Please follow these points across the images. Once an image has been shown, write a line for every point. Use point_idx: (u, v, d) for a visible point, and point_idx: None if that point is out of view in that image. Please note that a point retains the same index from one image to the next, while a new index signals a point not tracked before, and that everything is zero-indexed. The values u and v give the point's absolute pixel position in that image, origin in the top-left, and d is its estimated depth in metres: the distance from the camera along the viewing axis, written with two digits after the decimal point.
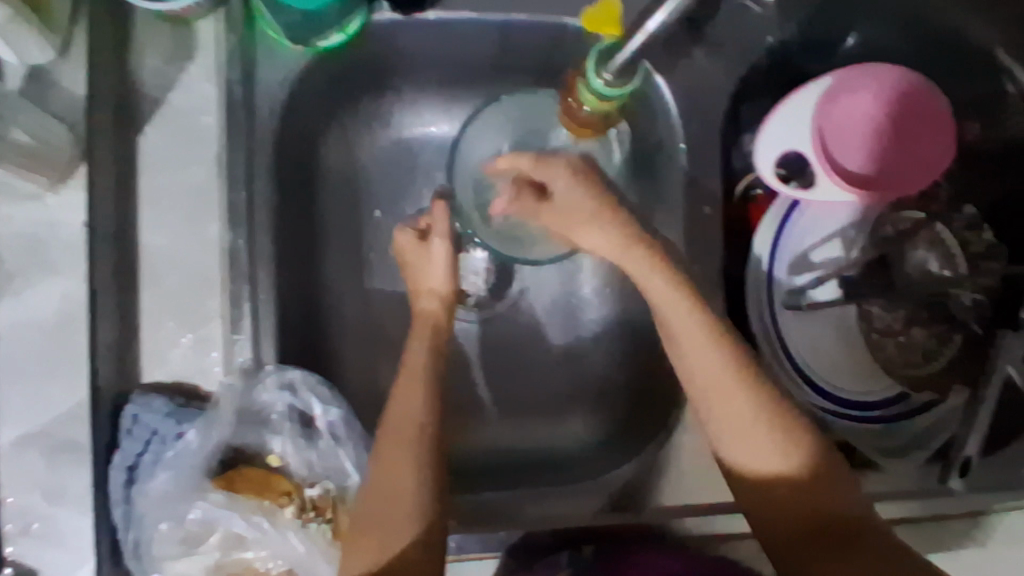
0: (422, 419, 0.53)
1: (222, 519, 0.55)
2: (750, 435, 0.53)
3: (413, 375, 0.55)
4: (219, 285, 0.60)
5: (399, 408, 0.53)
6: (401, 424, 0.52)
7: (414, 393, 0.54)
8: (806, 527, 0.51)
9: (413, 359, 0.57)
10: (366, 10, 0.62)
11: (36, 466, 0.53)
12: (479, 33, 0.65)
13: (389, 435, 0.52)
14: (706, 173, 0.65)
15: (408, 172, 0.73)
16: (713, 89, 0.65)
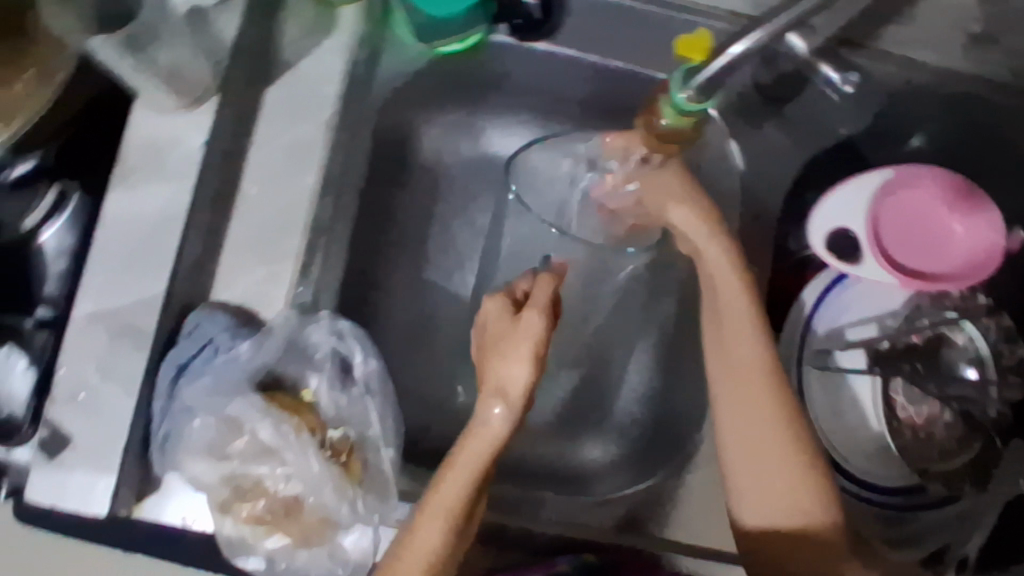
0: (440, 554, 0.49)
1: (253, 424, 0.59)
2: (749, 411, 0.55)
3: (449, 489, 0.50)
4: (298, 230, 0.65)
5: (423, 531, 0.49)
6: (415, 552, 0.49)
7: (441, 520, 0.49)
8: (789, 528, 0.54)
9: (460, 460, 0.50)
10: (486, 29, 0.68)
11: (99, 343, 0.58)
12: (579, 70, 0.71)
13: (404, 552, 0.49)
14: (761, 236, 0.70)
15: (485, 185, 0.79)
16: (781, 162, 0.70)
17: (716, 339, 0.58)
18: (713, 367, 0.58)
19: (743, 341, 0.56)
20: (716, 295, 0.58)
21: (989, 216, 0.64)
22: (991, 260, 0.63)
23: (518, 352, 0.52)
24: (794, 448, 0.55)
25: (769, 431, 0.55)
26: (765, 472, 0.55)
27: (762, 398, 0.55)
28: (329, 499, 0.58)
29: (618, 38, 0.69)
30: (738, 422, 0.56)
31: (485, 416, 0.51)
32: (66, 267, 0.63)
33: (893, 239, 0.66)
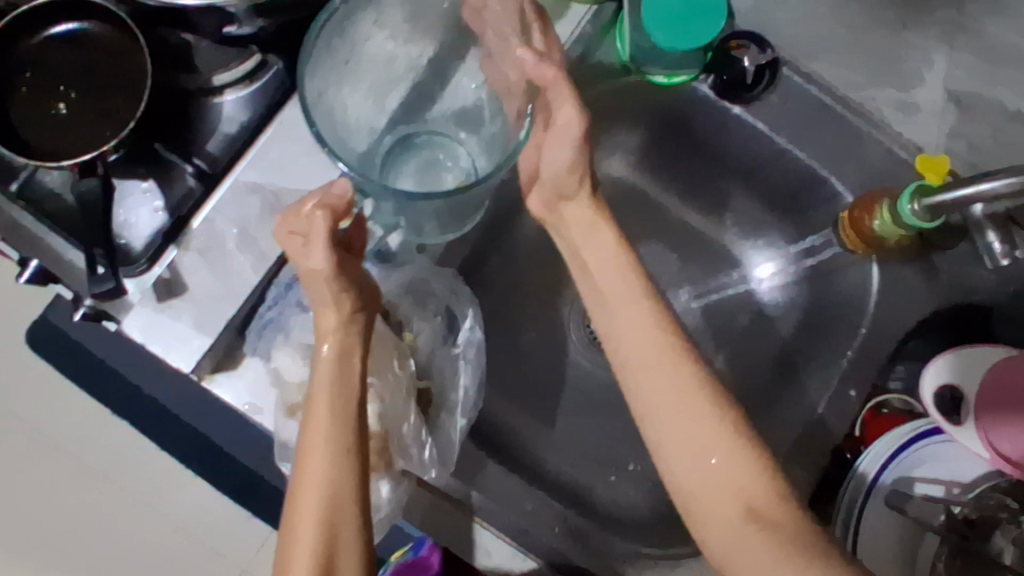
0: (334, 477, 0.48)
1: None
2: (645, 390, 0.51)
3: (318, 417, 0.50)
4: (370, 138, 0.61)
5: (310, 470, 0.49)
6: (313, 488, 0.48)
7: (320, 458, 0.49)
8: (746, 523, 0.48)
9: (314, 388, 0.51)
10: (694, 74, 0.70)
11: (251, 210, 0.60)
12: (757, 145, 0.72)
13: (298, 494, 0.48)
14: (869, 362, 0.70)
15: (624, 214, 0.80)
16: (914, 304, 0.70)
17: (625, 338, 0.52)
18: (620, 344, 0.52)
19: (649, 338, 0.51)
20: (604, 293, 0.54)
21: None
22: None
23: (321, 293, 0.53)
24: (706, 424, 0.49)
25: (686, 402, 0.50)
26: (705, 488, 0.49)
27: (696, 402, 0.50)
28: (402, 435, 0.58)
29: (809, 130, 0.70)
30: (680, 439, 0.50)
31: (323, 342, 0.52)
32: (237, 132, 0.64)
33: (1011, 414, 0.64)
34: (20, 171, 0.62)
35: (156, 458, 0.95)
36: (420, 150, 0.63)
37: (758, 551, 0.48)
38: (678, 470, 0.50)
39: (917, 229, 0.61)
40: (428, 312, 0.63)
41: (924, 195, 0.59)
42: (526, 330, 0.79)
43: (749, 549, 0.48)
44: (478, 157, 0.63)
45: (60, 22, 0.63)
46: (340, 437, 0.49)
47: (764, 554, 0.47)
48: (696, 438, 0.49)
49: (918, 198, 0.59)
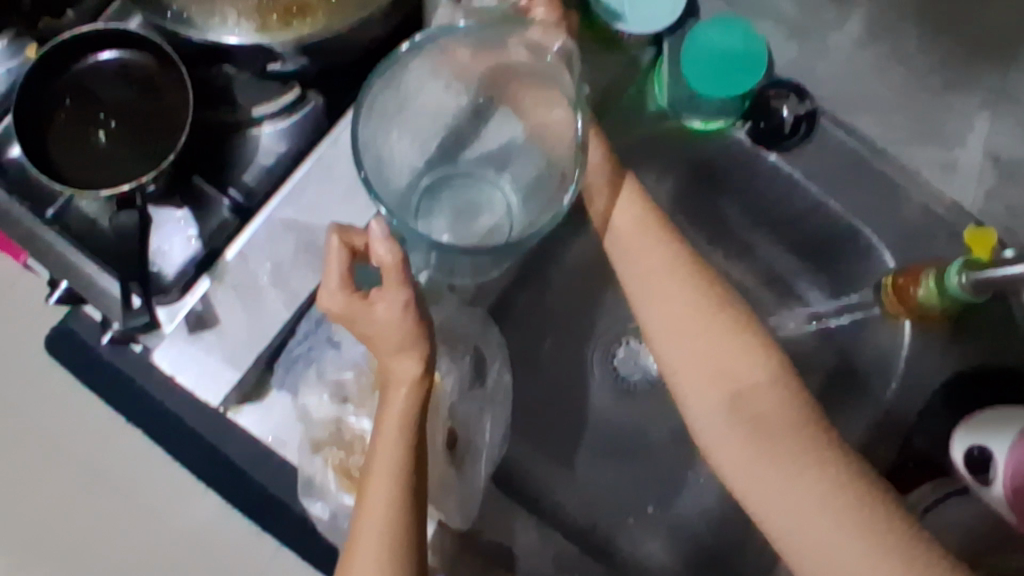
0: (396, 513, 0.49)
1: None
2: (710, 388, 0.56)
3: (384, 449, 0.50)
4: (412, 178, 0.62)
5: (371, 496, 0.50)
6: (372, 515, 0.49)
7: (382, 485, 0.49)
8: (834, 512, 0.51)
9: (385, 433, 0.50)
10: (731, 121, 0.70)
11: (284, 247, 0.60)
12: (792, 195, 0.72)
13: (362, 533, 0.49)
14: (893, 419, 0.70)
15: None
16: (944, 363, 0.70)
17: (682, 340, 0.57)
18: (674, 347, 0.57)
19: (687, 317, 0.57)
20: (644, 277, 0.59)
21: None
22: None
23: (392, 337, 0.50)
24: (781, 408, 0.54)
25: (763, 391, 0.55)
26: (730, 433, 0.55)
27: (733, 371, 0.55)
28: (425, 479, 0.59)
29: (846, 182, 0.70)
30: (714, 399, 0.56)
31: (400, 385, 0.51)
32: (272, 164, 0.65)
33: None
34: (57, 199, 0.63)
35: (165, 477, 0.92)
36: (453, 193, 0.63)
37: (774, 482, 0.53)
38: (705, 420, 0.56)
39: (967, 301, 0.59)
40: (461, 358, 0.63)
41: (971, 269, 0.57)
42: (551, 368, 0.79)
43: (839, 545, 0.51)
44: (515, 203, 0.62)
45: (104, 51, 0.64)
46: (407, 478, 0.50)
47: (780, 481, 0.53)
48: (777, 425, 0.54)
49: (966, 271, 0.57)
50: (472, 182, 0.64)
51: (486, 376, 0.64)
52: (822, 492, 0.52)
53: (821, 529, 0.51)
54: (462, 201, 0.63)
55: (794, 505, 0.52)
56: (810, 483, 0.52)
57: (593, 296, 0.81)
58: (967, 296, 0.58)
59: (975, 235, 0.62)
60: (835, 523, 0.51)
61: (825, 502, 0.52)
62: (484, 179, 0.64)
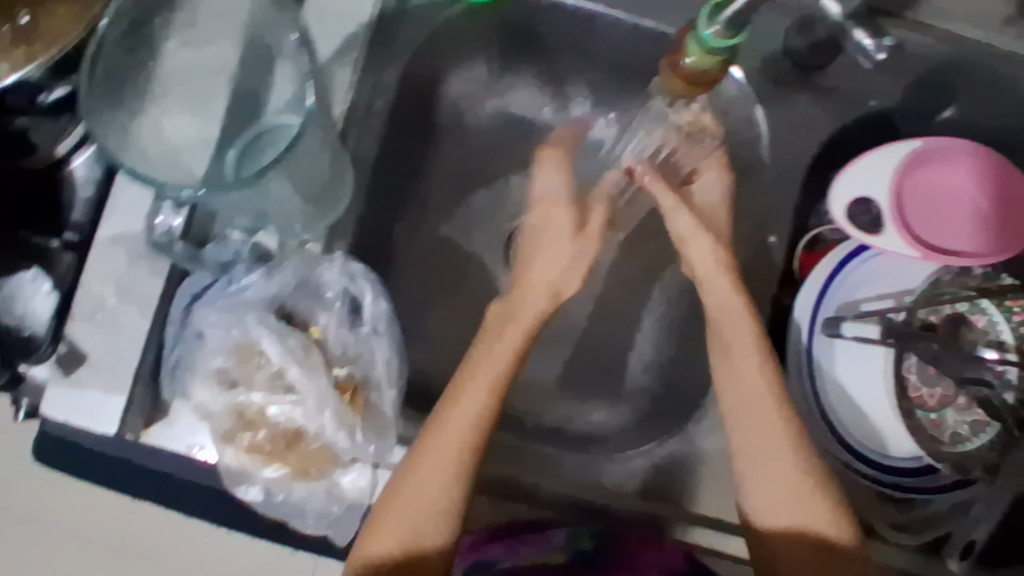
0: (458, 461, 0.55)
1: (261, 343, 0.59)
2: (752, 382, 0.57)
3: (467, 401, 0.57)
4: (210, 148, 0.59)
5: (439, 445, 0.55)
6: (435, 464, 0.55)
7: (447, 438, 0.55)
8: (810, 493, 0.55)
9: (471, 388, 0.57)
10: None
11: (119, 263, 0.59)
12: (607, 30, 0.71)
13: (426, 482, 0.55)
14: (779, 206, 0.70)
15: (524, 145, 0.81)
16: (807, 132, 0.70)
17: (736, 358, 0.58)
18: (736, 354, 0.58)
19: (738, 328, 0.59)
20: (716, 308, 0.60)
21: (994, 168, 0.64)
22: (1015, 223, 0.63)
23: (507, 346, 0.59)
24: (767, 399, 0.57)
25: (763, 390, 0.57)
26: (761, 440, 0.56)
27: (752, 373, 0.58)
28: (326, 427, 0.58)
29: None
30: (740, 387, 0.58)
31: (497, 360, 0.58)
32: (92, 192, 0.65)
33: (927, 215, 0.64)
34: None
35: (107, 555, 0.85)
36: (248, 145, 0.59)
37: (781, 469, 0.56)
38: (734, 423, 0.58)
39: (735, 50, 0.45)
40: (331, 312, 0.63)
41: (716, 14, 0.43)
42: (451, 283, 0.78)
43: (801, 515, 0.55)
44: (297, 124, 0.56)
45: None
46: (480, 427, 0.56)
47: (768, 464, 0.56)
48: (788, 429, 0.56)
49: (714, 17, 0.43)
50: (260, 130, 0.59)
51: (359, 321, 0.63)
52: (796, 475, 0.55)
53: (786, 497, 0.55)
54: (254, 148, 0.58)
55: (778, 485, 0.55)
56: (782, 462, 0.56)
57: (473, 204, 0.80)
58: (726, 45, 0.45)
59: None
60: (803, 497, 0.55)
61: (800, 486, 0.55)
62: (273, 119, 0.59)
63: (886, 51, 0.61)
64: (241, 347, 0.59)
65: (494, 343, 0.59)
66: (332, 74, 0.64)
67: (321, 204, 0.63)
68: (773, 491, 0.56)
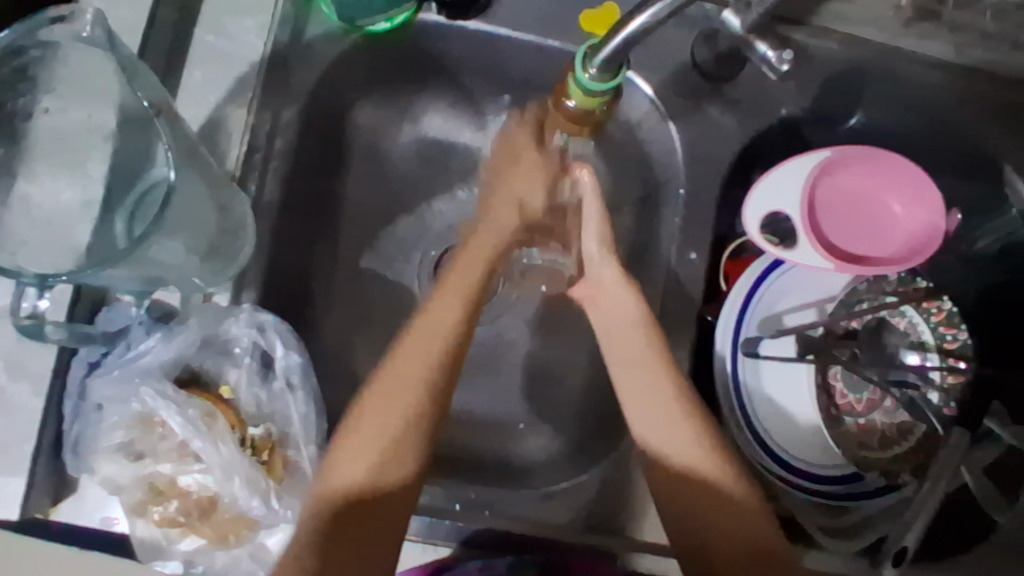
0: (412, 417, 0.50)
1: (162, 413, 0.57)
2: (625, 321, 0.56)
3: (422, 346, 0.51)
4: (94, 214, 0.55)
5: (387, 395, 0.50)
6: (385, 413, 0.50)
7: (401, 388, 0.50)
8: (695, 430, 0.52)
9: (435, 317, 0.52)
10: (415, 6, 0.67)
11: (5, 338, 0.55)
12: (512, 51, 0.69)
13: (376, 425, 0.50)
14: (700, 219, 0.68)
15: (443, 171, 0.78)
16: (722, 143, 0.69)
17: (613, 304, 0.57)
18: (609, 301, 0.57)
19: (644, 376, 0.53)
20: (615, 348, 0.55)
21: (906, 168, 0.63)
22: (930, 220, 0.63)
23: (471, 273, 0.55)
24: (644, 339, 0.55)
25: (638, 331, 0.55)
26: (698, 495, 0.52)
27: (623, 312, 0.56)
28: (238, 494, 0.55)
29: (550, 15, 0.68)
30: (614, 329, 0.56)
31: (470, 278, 0.55)
32: None
33: (835, 225, 0.64)
34: None
35: None
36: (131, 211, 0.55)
37: (660, 407, 0.53)
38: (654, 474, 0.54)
39: (612, 95, 0.47)
40: (241, 369, 0.61)
41: (592, 57, 0.45)
42: (377, 319, 0.74)
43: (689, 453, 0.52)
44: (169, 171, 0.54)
45: None
46: (438, 376, 0.51)
47: (651, 405, 0.53)
48: (663, 365, 0.54)
49: (589, 61, 0.44)
50: (143, 191, 0.55)
51: (272, 377, 0.61)
52: (678, 414, 0.52)
53: (667, 437, 0.52)
54: (137, 212, 0.55)
55: (665, 426, 0.52)
56: (663, 400, 0.53)
57: (393, 233, 0.77)
58: (603, 91, 0.46)
59: (592, 15, 0.67)
60: (688, 437, 0.52)
61: (680, 422, 0.52)
62: (152, 177, 0.55)
63: (790, 59, 0.57)
64: (147, 420, 0.57)
65: (449, 284, 0.54)
66: (229, 117, 0.64)
67: (221, 261, 0.60)
68: (658, 430, 0.53)
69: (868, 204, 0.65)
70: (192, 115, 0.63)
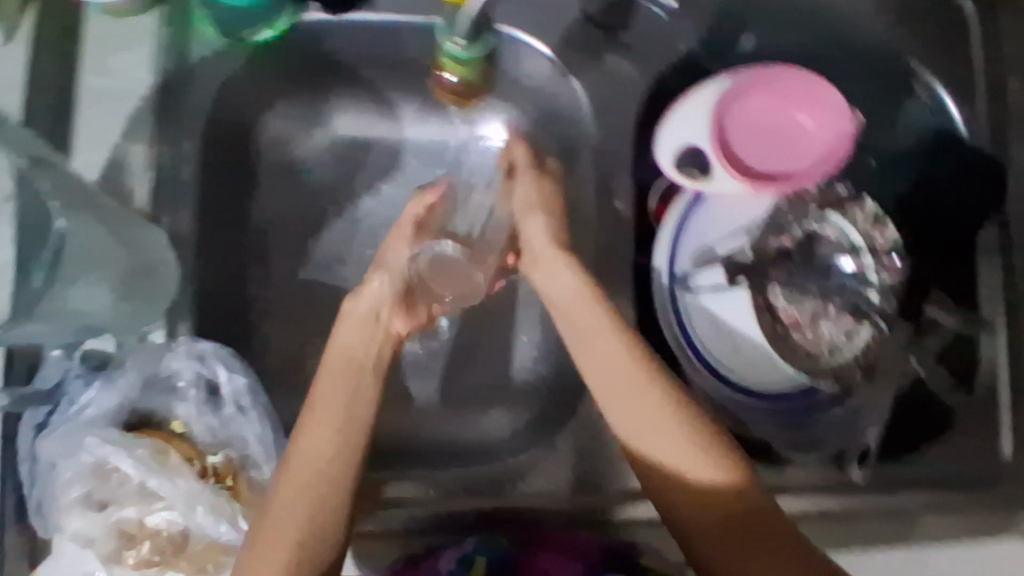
0: (332, 451, 0.51)
1: (113, 460, 0.56)
2: (582, 311, 0.55)
3: (330, 393, 0.53)
4: (10, 276, 0.56)
5: (304, 437, 0.51)
6: (308, 451, 0.50)
7: (318, 430, 0.51)
8: (665, 402, 0.50)
9: (336, 364, 0.56)
10: (294, 10, 0.67)
11: None
12: (400, 38, 0.70)
13: (297, 468, 0.50)
14: (619, 167, 0.70)
15: (362, 165, 0.75)
16: (625, 91, 0.70)
17: (568, 301, 0.56)
18: (563, 297, 0.56)
19: (639, 396, 0.51)
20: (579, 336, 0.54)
21: (806, 82, 0.64)
22: (839, 132, 0.64)
23: (355, 328, 0.58)
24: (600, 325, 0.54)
25: (595, 316, 0.54)
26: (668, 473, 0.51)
27: (582, 304, 0.55)
28: (204, 522, 0.56)
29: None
30: (576, 319, 0.55)
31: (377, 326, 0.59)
32: None
33: (749, 148, 0.65)
34: None
35: None
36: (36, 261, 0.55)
37: (627, 389, 0.51)
38: (677, 504, 0.51)
39: None
40: (189, 402, 0.60)
41: None
42: None
43: (661, 430, 0.50)
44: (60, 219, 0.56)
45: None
46: (353, 418, 0.53)
47: (619, 386, 0.52)
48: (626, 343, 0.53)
49: None
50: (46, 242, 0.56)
51: (221, 404, 0.61)
52: (645, 391, 0.51)
53: (638, 420, 0.51)
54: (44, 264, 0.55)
55: (634, 407, 0.51)
56: (630, 380, 0.51)
57: (324, 241, 0.74)
58: None
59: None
60: (658, 413, 0.50)
61: (650, 399, 0.51)
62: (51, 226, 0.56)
63: None
64: (102, 471, 0.56)
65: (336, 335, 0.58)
66: (129, 154, 0.63)
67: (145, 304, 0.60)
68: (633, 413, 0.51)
69: (780, 125, 0.65)
70: (91, 159, 0.63)
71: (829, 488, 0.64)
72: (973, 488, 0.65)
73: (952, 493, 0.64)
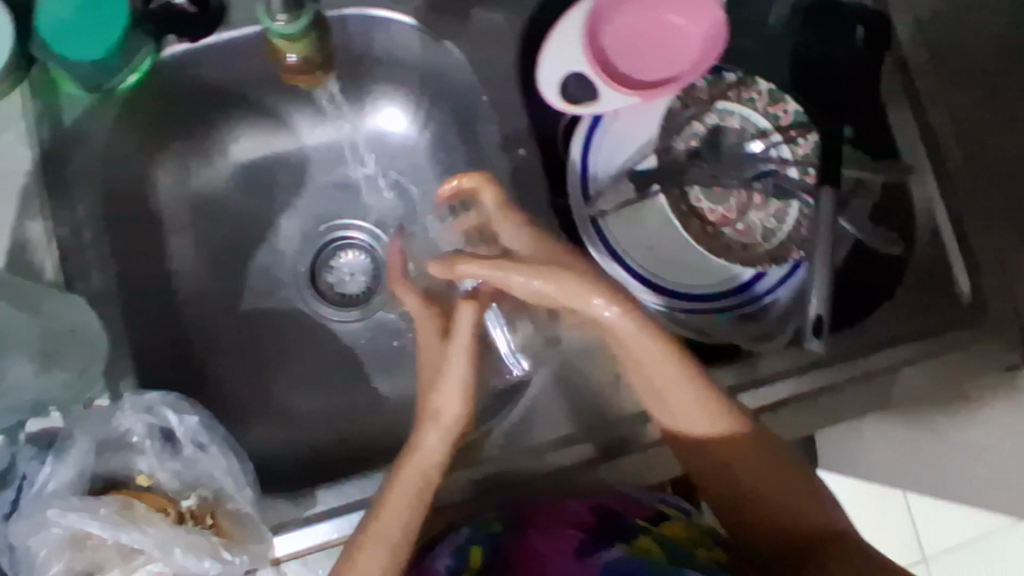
0: (414, 511, 0.46)
1: (82, 527, 0.54)
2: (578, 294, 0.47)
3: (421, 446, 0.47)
4: None
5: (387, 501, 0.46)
6: (389, 514, 0.45)
7: (400, 491, 0.46)
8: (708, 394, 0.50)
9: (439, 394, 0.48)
10: (154, 47, 0.65)
11: None
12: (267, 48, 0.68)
13: (374, 531, 0.45)
14: (511, 117, 0.68)
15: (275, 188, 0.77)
16: (501, 38, 0.68)
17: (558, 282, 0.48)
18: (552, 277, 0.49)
19: (685, 385, 0.49)
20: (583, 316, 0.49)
21: None
22: (711, 22, 0.63)
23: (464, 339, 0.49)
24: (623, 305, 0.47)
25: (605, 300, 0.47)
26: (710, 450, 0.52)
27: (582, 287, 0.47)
28: (191, 566, 0.56)
29: None
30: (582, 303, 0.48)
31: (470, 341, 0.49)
32: None
33: (631, 62, 0.64)
34: None
35: None
36: None
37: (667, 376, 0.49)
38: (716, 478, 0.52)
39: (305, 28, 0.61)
40: (148, 453, 0.60)
41: None
42: (273, 353, 0.74)
43: (703, 416, 0.51)
44: None
45: None
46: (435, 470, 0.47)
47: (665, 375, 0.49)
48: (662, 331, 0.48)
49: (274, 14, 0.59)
50: None
51: (181, 447, 0.61)
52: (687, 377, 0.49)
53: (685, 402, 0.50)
54: None
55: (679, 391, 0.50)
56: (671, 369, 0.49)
57: (255, 267, 0.76)
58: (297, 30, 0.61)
59: None
60: (703, 401, 0.50)
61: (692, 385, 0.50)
62: None
63: None
64: (78, 542, 0.55)
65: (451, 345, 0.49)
66: (28, 232, 0.61)
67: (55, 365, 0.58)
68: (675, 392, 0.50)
69: (654, 32, 0.65)
70: None
71: (794, 369, 0.63)
72: (939, 333, 0.65)
73: (915, 343, 0.64)
